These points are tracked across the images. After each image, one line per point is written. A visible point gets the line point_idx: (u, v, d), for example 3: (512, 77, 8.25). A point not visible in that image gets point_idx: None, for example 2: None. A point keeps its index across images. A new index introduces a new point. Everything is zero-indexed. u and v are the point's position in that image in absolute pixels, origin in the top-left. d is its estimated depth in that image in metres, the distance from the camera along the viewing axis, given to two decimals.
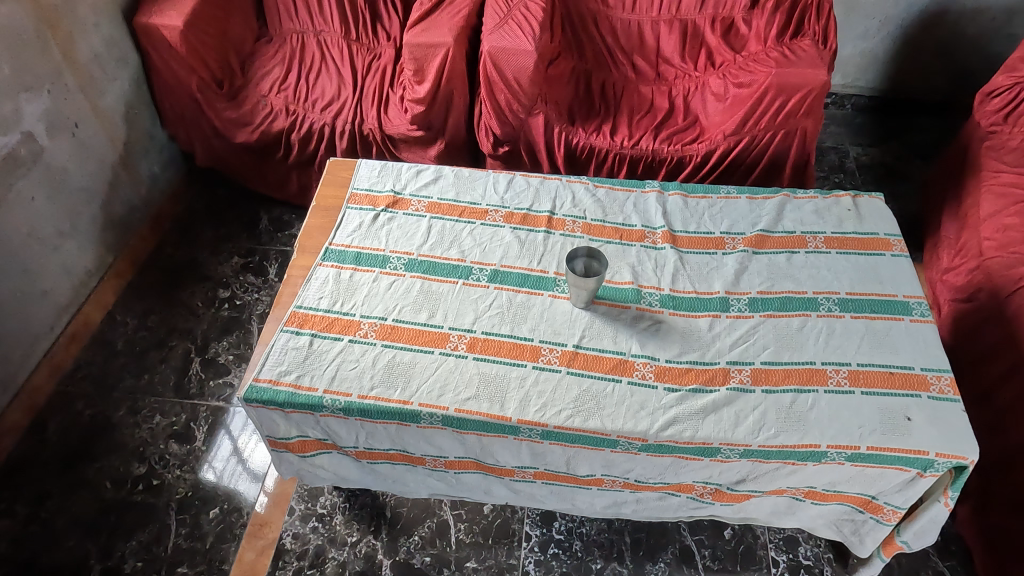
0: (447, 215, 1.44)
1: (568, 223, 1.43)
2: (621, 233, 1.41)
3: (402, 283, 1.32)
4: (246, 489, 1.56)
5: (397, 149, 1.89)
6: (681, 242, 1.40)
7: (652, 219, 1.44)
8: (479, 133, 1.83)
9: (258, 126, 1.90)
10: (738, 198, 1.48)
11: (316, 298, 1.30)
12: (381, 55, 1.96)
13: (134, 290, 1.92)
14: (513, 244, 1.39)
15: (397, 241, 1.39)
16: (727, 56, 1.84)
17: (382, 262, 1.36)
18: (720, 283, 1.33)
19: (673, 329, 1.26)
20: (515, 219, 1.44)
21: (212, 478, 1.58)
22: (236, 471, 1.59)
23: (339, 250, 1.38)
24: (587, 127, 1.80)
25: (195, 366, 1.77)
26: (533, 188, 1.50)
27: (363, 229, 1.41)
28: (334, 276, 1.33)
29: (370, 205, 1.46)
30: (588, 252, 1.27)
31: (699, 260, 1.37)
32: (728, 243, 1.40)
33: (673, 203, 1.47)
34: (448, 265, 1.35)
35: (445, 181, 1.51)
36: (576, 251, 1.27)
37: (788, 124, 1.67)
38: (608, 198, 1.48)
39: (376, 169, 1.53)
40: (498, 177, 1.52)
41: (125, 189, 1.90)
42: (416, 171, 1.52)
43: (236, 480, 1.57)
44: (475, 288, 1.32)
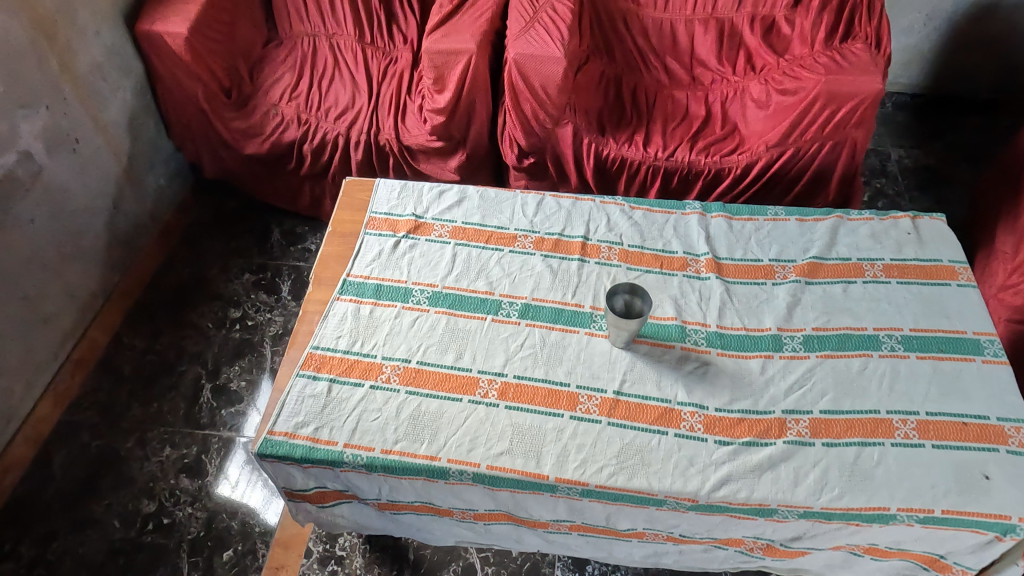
0: (473, 241, 1.34)
1: (604, 249, 1.33)
2: (661, 260, 1.31)
3: (426, 320, 1.23)
4: (267, 510, 1.51)
5: (415, 160, 1.79)
6: (726, 271, 1.29)
7: (695, 245, 1.33)
8: (503, 144, 1.71)
9: (269, 136, 1.80)
10: (787, 219, 1.37)
11: (333, 338, 1.20)
12: (397, 59, 1.84)
13: (142, 311, 1.84)
14: (545, 275, 1.29)
15: (420, 272, 1.30)
16: (770, 59, 1.72)
17: (404, 296, 1.26)
18: (771, 319, 1.22)
19: (721, 371, 1.16)
20: (546, 246, 1.34)
21: (227, 492, 1.53)
22: (256, 493, 1.53)
23: (357, 281, 1.28)
24: (619, 136, 1.69)
25: (206, 394, 1.69)
26: (564, 211, 1.39)
27: (383, 259, 1.31)
28: (353, 311, 1.24)
29: (389, 230, 1.36)
30: (629, 288, 1.17)
31: (747, 291, 1.26)
32: (778, 272, 1.29)
33: (716, 226, 1.36)
34: (475, 299, 1.26)
35: (470, 203, 1.40)
36: (616, 289, 1.17)
37: (838, 134, 1.54)
38: (645, 221, 1.37)
39: (396, 189, 1.42)
40: (526, 198, 1.42)
41: (130, 205, 1.81)
42: (438, 192, 1.42)
43: (251, 493, 1.53)
44: (505, 325, 1.22)
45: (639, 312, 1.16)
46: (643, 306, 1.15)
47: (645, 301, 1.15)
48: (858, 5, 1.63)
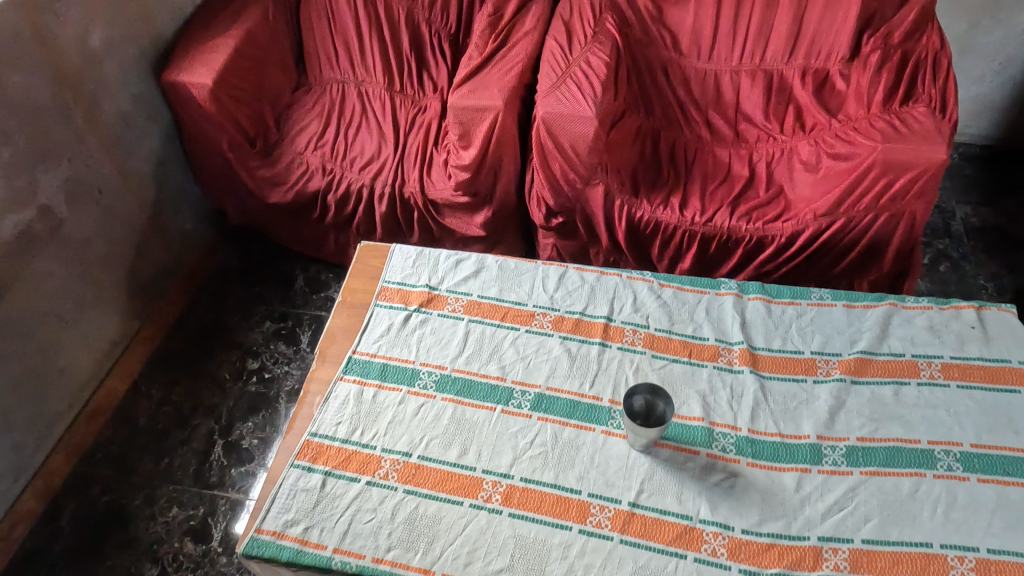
0: (488, 318, 1.26)
1: (628, 332, 1.23)
2: (690, 348, 1.20)
3: (431, 408, 1.15)
4: None
5: (440, 214, 1.72)
6: (762, 363, 1.18)
7: (728, 332, 1.22)
8: (531, 202, 1.63)
9: (293, 186, 1.76)
10: (832, 305, 1.24)
11: (332, 424, 1.14)
12: (426, 108, 1.78)
13: (162, 358, 1.82)
14: (562, 360, 1.20)
15: (429, 351, 1.22)
16: (821, 118, 1.59)
17: (410, 378, 1.19)
18: (810, 424, 1.10)
19: (751, 485, 1.04)
20: (565, 326, 1.24)
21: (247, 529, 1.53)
22: None
23: (363, 360, 1.21)
24: (654, 197, 1.58)
25: (217, 451, 1.66)
26: (588, 286, 1.30)
27: (391, 335, 1.24)
28: (355, 394, 1.17)
29: (401, 302, 1.29)
30: (649, 388, 1.07)
31: (784, 389, 1.14)
32: (820, 367, 1.16)
33: (754, 310, 1.24)
34: (485, 385, 1.17)
35: (487, 274, 1.32)
36: (634, 390, 1.07)
37: (895, 206, 1.41)
38: (675, 301, 1.27)
39: (411, 257, 1.36)
40: (547, 270, 1.33)
41: (154, 251, 1.80)
42: (455, 261, 1.35)
43: None
44: (515, 417, 1.13)
45: (660, 416, 1.05)
46: (665, 410, 1.05)
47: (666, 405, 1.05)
48: (921, 61, 1.50)
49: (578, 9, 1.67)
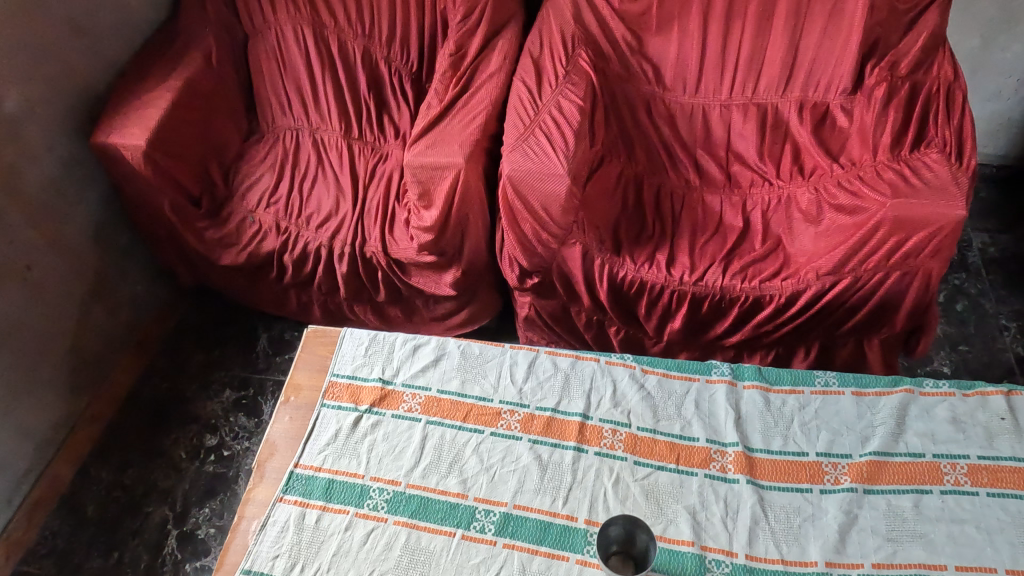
0: (448, 419, 1.12)
1: (606, 433, 1.08)
2: (678, 451, 1.05)
3: (382, 534, 1.00)
4: None
5: (406, 273, 1.56)
6: (760, 470, 1.02)
7: (721, 429, 1.07)
8: (503, 262, 1.48)
9: (245, 247, 1.61)
10: (840, 392, 1.09)
11: (269, 558, 1.00)
12: (387, 156, 1.64)
13: (113, 435, 1.69)
14: (531, 469, 1.05)
15: (381, 462, 1.08)
16: (822, 161, 1.44)
17: (359, 497, 1.04)
18: (817, 548, 0.95)
19: None
20: (536, 426, 1.10)
21: None
22: None
23: (306, 475, 1.07)
24: (638, 254, 1.42)
25: (171, 542, 1.52)
26: (561, 375, 1.15)
27: (339, 443, 1.10)
28: (296, 518, 1.03)
29: (351, 401, 1.15)
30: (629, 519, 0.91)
31: (787, 501, 0.99)
32: (827, 474, 1.01)
33: (750, 401, 1.09)
34: (444, 505, 1.03)
35: (448, 363, 1.18)
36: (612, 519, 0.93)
37: (906, 265, 1.25)
38: (660, 392, 1.12)
39: (364, 343, 1.21)
40: (516, 355, 1.18)
41: (100, 322, 1.66)
42: (412, 347, 1.20)
43: None
44: (477, 544, 0.99)
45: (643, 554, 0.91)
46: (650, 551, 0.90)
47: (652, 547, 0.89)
48: (932, 96, 1.33)
49: (548, 44, 1.51)
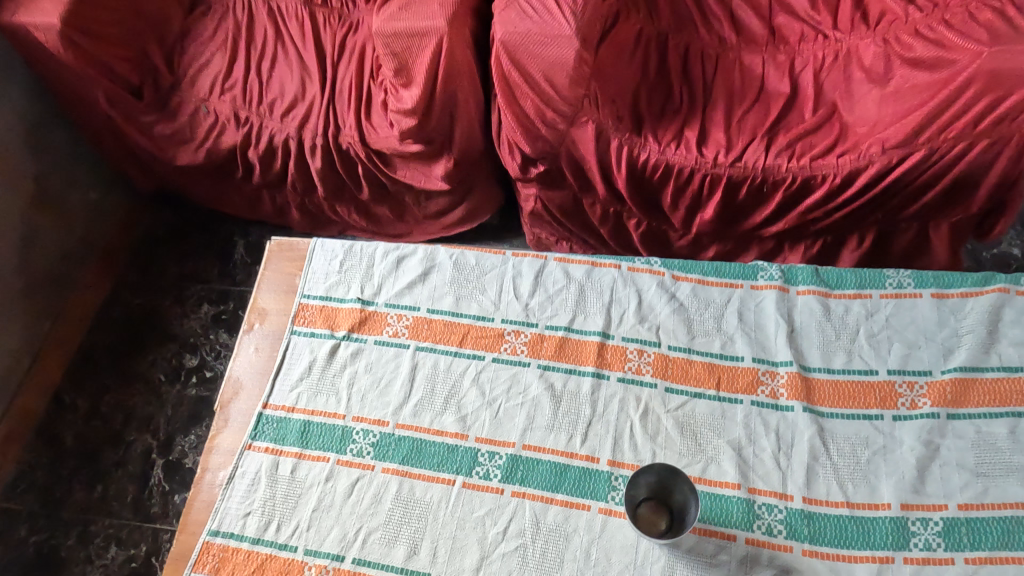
0: (442, 344, 0.94)
1: (631, 355, 0.90)
2: (718, 375, 0.87)
3: (369, 485, 0.86)
4: None
5: (390, 166, 1.33)
6: (819, 394, 0.85)
7: (770, 346, 0.88)
8: (502, 148, 1.25)
9: (202, 142, 1.38)
10: (916, 295, 0.89)
11: (239, 517, 0.85)
12: (359, 26, 1.38)
13: (86, 360, 1.54)
14: (543, 402, 0.88)
15: (365, 399, 0.91)
16: (892, 4, 1.18)
17: (341, 442, 0.89)
18: (891, 488, 0.79)
19: None
20: (546, 350, 0.92)
21: None
22: None
23: (277, 418, 0.91)
24: (663, 132, 1.18)
25: (157, 473, 1.40)
26: (575, 287, 0.96)
27: (314, 378, 0.93)
28: (269, 469, 0.88)
29: (326, 327, 0.97)
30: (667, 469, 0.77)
31: (852, 432, 0.82)
32: (902, 396, 0.84)
33: (805, 310, 0.90)
34: (440, 448, 0.87)
35: (440, 276, 0.99)
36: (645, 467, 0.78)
37: (999, 131, 1.01)
38: (695, 303, 0.92)
39: (339, 257, 1.02)
40: (520, 264, 0.98)
41: (52, 237, 1.46)
42: (395, 259, 1.01)
43: None
44: (481, 493, 0.84)
45: (680, 508, 0.77)
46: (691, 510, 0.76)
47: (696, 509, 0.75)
48: None
49: None
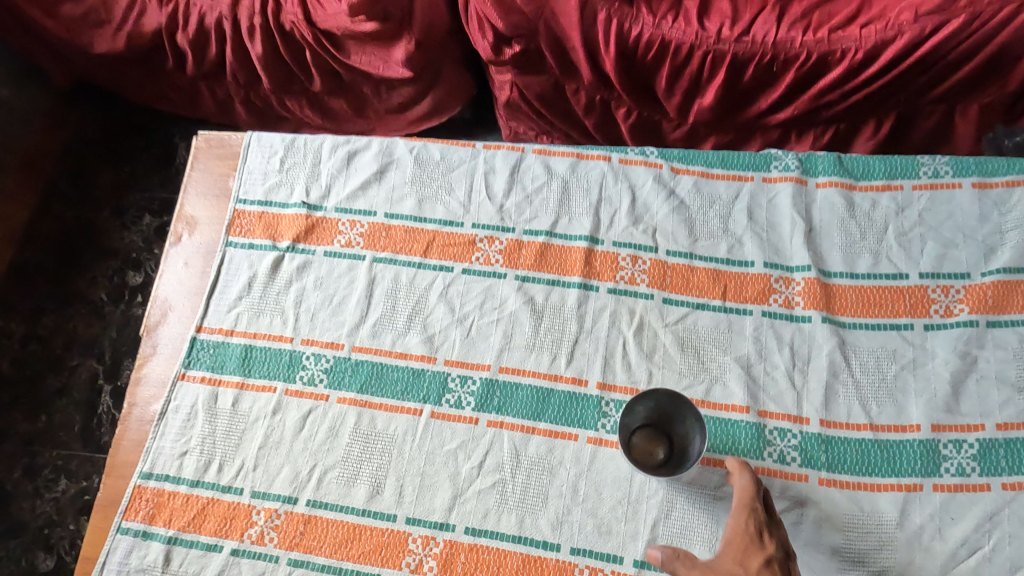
0: (403, 254, 0.80)
1: (623, 262, 0.78)
2: (724, 283, 0.75)
3: (323, 417, 0.74)
4: None
5: (342, 50, 1.14)
6: (840, 303, 0.74)
7: (785, 249, 0.76)
8: (471, 25, 1.07)
9: (121, 25, 1.19)
10: (955, 185, 0.76)
11: (175, 457, 0.74)
12: None
13: (17, 277, 1.36)
14: (522, 318, 0.76)
15: (315, 319, 0.78)
16: None
17: (289, 369, 0.76)
18: (920, 407, 0.69)
19: (826, 518, 0.66)
20: (525, 257, 0.79)
21: None
22: None
23: (213, 343, 0.78)
24: (658, 3, 1.01)
25: (107, 400, 1.27)
26: (557, 184, 0.82)
27: (255, 296, 0.80)
28: (206, 402, 0.76)
29: (266, 237, 0.82)
30: (673, 396, 0.66)
31: (878, 345, 0.72)
32: (935, 303, 0.72)
33: (825, 206, 0.77)
34: (403, 374, 0.75)
35: (399, 174, 0.84)
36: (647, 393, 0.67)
37: None
38: (697, 200, 0.79)
39: (279, 153, 0.86)
40: (492, 158, 0.84)
41: None
42: (346, 155, 0.85)
43: None
44: (452, 424, 0.73)
45: (681, 442, 0.67)
46: (695, 445, 0.66)
47: (703, 444, 0.65)
48: None
49: None
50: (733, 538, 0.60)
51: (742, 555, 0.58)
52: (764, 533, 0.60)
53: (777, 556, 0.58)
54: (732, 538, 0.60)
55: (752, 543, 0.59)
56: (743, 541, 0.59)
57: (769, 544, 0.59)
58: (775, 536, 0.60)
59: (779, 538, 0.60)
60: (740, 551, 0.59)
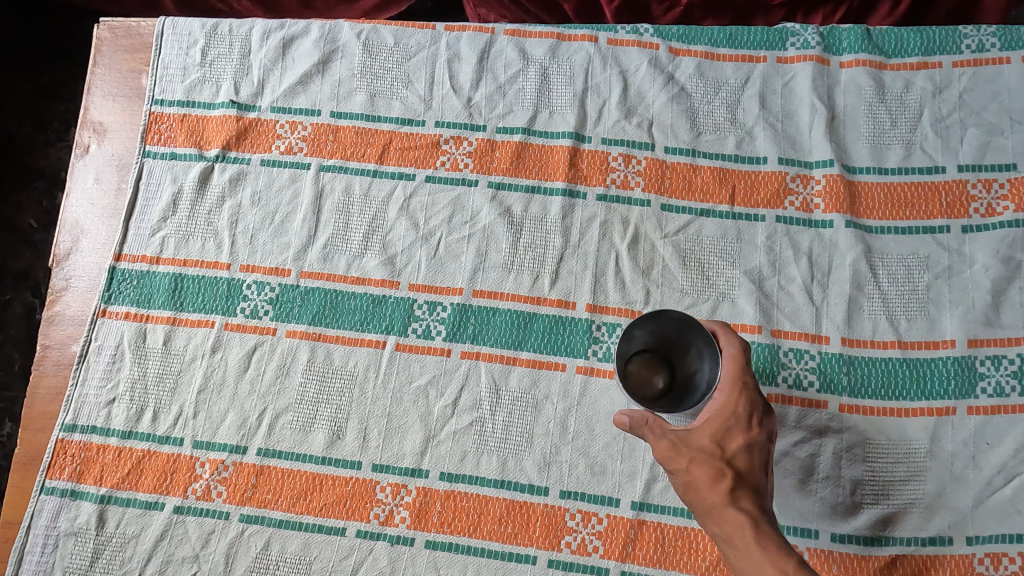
0: (354, 161, 0.68)
1: (614, 162, 0.66)
2: (732, 185, 0.65)
3: (272, 354, 0.64)
4: None
5: None
6: (865, 203, 0.63)
7: (803, 143, 0.65)
8: None
9: None
10: (1002, 61, 0.64)
11: (101, 406, 0.64)
12: None
13: None
14: (498, 233, 0.65)
15: (257, 241, 0.67)
16: None
17: (228, 301, 0.65)
18: (956, 321, 0.60)
19: (848, 448, 0.58)
20: (499, 160, 0.67)
21: None
22: None
23: (137, 273, 0.67)
24: None
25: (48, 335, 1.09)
26: (535, 71, 0.69)
27: (183, 216, 0.68)
28: (133, 340, 0.65)
29: (191, 145, 0.69)
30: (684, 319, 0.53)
31: (909, 251, 0.62)
32: (975, 201, 0.62)
33: (849, 89, 0.66)
34: (363, 302, 0.65)
35: (347, 65, 0.70)
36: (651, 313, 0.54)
37: None
38: (701, 86, 0.67)
39: (199, 43, 0.72)
40: (457, 42, 0.70)
41: None
42: (281, 43, 0.71)
43: None
44: (421, 357, 0.63)
45: (686, 377, 0.54)
46: (705, 380, 0.52)
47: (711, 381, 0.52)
48: None
49: None
50: (715, 411, 0.49)
51: (722, 431, 0.48)
52: (754, 413, 0.49)
53: (762, 439, 0.48)
54: (714, 411, 0.49)
55: (737, 421, 0.49)
56: (727, 416, 0.49)
57: (756, 425, 0.49)
58: (764, 413, 0.49)
59: (768, 417, 0.50)
60: (720, 426, 0.49)
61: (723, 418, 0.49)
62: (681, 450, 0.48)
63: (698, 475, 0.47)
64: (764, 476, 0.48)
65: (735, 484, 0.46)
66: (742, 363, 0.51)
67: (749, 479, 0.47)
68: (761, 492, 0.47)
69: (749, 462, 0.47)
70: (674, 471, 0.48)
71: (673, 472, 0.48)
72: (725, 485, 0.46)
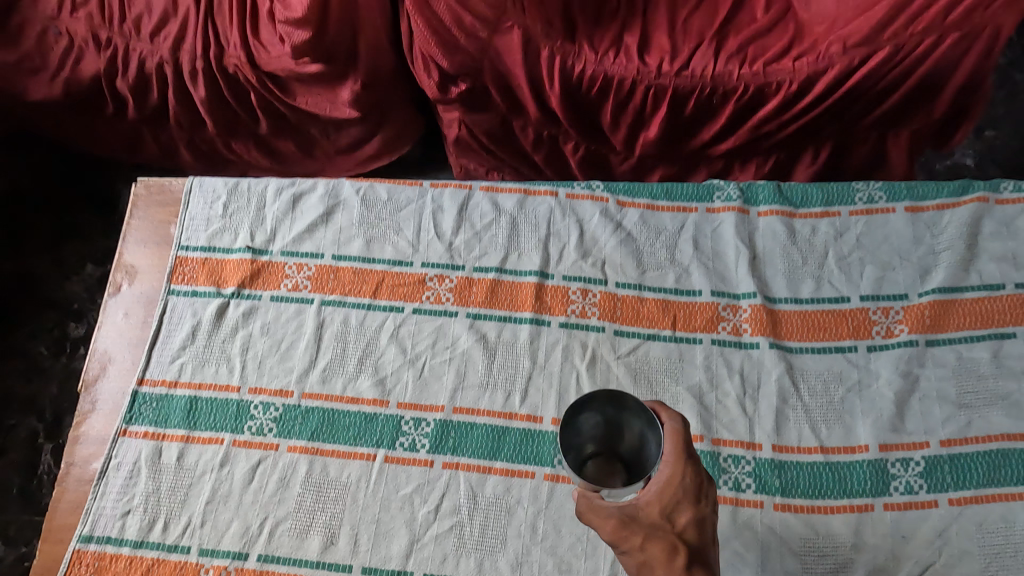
0: (352, 296, 0.79)
1: (573, 295, 0.78)
2: (674, 313, 0.76)
3: (274, 467, 0.72)
4: None
5: (286, 92, 1.04)
6: (786, 328, 0.75)
7: (731, 278, 0.78)
8: (414, 64, 0.99)
9: (58, 72, 1.07)
10: (888, 210, 0.79)
11: (117, 517, 0.71)
12: None
13: None
14: (475, 356, 0.76)
15: (264, 367, 0.77)
16: None
17: (236, 420, 0.74)
18: (868, 429, 0.70)
19: (783, 543, 0.66)
20: (476, 295, 0.79)
21: None
22: None
23: (156, 396, 0.75)
24: (598, 38, 0.95)
25: (45, 459, 1.14)
26: (506, 221, 0.82)
27: (200, 345, 0.78)
28: (149, 458, 0.73)
29: (210, 284, 0.81)
30: (611, 395, 0.55)
31: (823, 369, 0.73)
32: (876, 324, 0.74)
33: (768, 234, 0.79)
34: (356, 419, 0.74)
35: (347, 217, 0.83)
36: (582, 401, 0.57)
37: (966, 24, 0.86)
38: (644, 232, 0.80)
39: (221, 198, 0.85)
40: (440, 197, 0.84)
41: None
42: (291, 198, 0.84)
43: None
44: (408, 468, 0.71)
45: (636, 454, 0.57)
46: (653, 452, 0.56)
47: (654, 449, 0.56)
48: None
49: None
50: (663, 484, 0.54)
51: (672, 506, 0.53)
52: (700, 486, 0.54)
53: (708, 511, 0.54)
54: (664, 485, 0.54)
55: (686, 494, 0.54)
56: (676, 489, 0.54)
57: (702, 499, 0.54)
58: (707, 483, 0.55)
59: (711, 488, 0.55)
60: (669, 501, 0.54)
61: (673, 492, 0.54)
62: (635, 529, 0.53)
63: (654, 552, 0.52)
64: (710, 547, 0.53)
65: (688, 558, 0.51)
66: (683, 435, 0.56)
67: (699, 552, 0.52)
68: (709, 564, 0.52)
69: (697, 535, 0.53)
70: (629, 548, 0.53)
71: (628, 550, 0.53)
72: (679, 559, 0.51)
